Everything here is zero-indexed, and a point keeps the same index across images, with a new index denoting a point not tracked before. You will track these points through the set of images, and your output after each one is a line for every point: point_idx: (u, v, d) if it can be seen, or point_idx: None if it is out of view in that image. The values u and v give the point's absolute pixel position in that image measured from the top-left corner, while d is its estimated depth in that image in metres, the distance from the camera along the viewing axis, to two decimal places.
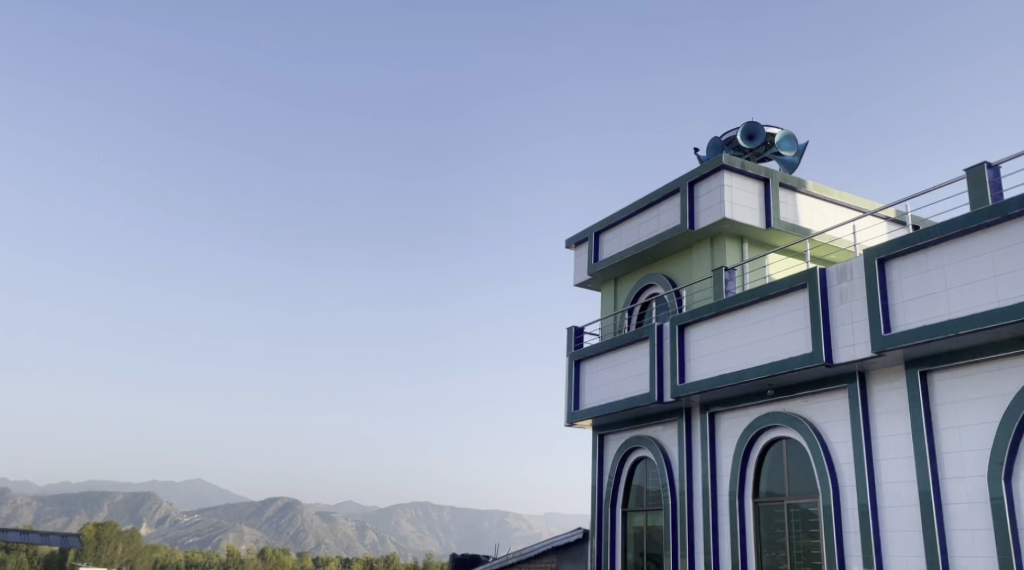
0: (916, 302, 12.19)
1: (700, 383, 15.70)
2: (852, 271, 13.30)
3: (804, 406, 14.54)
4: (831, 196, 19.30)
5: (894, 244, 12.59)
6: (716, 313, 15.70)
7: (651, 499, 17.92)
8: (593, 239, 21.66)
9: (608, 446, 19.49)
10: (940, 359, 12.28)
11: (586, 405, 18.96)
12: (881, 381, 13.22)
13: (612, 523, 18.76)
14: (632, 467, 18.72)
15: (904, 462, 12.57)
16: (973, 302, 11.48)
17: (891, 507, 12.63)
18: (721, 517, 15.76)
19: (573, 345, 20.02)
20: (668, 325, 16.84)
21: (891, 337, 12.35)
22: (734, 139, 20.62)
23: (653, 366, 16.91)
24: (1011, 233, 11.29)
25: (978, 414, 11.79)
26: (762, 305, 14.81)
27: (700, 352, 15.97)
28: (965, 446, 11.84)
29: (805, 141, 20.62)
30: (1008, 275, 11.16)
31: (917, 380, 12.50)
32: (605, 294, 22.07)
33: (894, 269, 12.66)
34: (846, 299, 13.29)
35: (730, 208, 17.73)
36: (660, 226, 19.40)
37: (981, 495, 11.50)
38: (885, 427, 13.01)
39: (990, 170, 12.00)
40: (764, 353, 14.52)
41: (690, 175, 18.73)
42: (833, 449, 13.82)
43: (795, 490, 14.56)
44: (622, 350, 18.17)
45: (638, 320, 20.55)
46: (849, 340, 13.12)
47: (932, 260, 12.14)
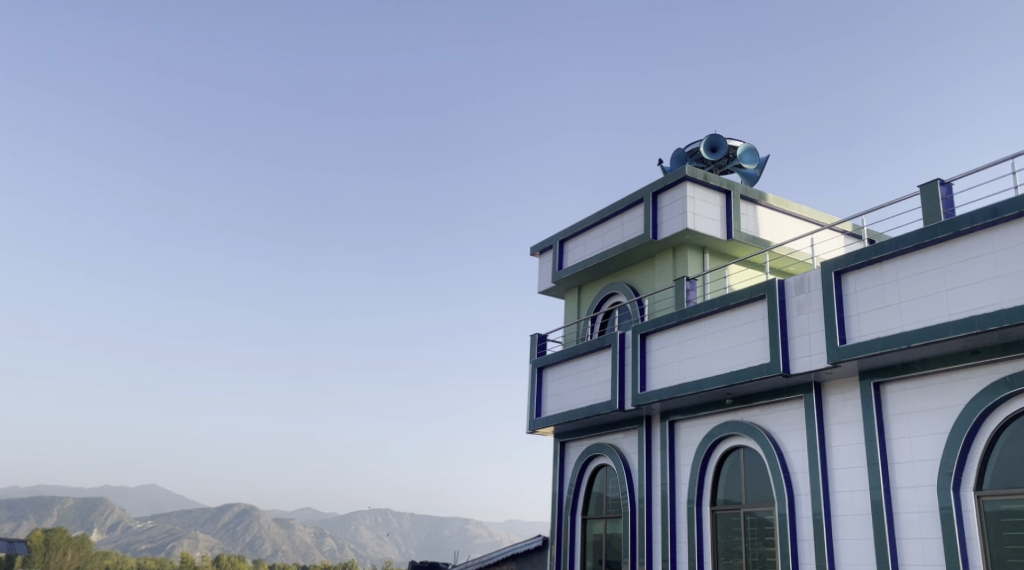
0: (871, 314, 12.47)
1: (661, 391, 15.84)
2: (810, 283, 13.53)
3: (762, 415, 14.74)
4: (791, 209, 19.62)
5: (850, 257, 12.84)
6: (677, 322, 15.87)
7: (610, 506, 18.02)
8: (557, 247, 21.77)
9: (569, 453, 19.58)
10: (893, 371, 12.55)
11: (548, 413, 19.02)
12: (836, 392, 13.47)
13: (572, 532, 18.81)
14: (592, 475, 18.81)
15: (858, 472, 12.82)
16: (925, 316, 11.76)
17: (844, 515, 12.85)
18: (679, 525, 15.90)
19: (536, 352, 20.10)
20: (631, 333, 16.97)
21: (846, 348, 12.60)
22: (697, 151, 20.91)
23: (615, 374, 17.02)
24: (962, 249, 11.56)
25: (929, 425, 12.05)
26: (723, 315, 15.00)
27: (661, 361, 16.12)
28: (916, 456, 12.10)
29: (766, 155, 20.94)
30: (959, 289, 11.43)
31: (871, 391, 12.76)
32: (568, 302, 22.19)
33: (850, 282, 12.92)
34: (804, 310, 13.52)
35: (692, 219, 17.93)
36: (623, 235, 19.55)
37: (931, 505, 11.76)
38: (840, 437, 13.25)
39: (943, 186, 12.30)
40: (724, 362, 14.70)
41: (654, 186, 18.93)
42: (789, 458, 14.04)
43: (752, 498, 14.76)
44: (585, 358, 18.27)
45: (601, 328, 20.69)
46: (805, 351, 13.34)
47: (886, 274, 12.42)
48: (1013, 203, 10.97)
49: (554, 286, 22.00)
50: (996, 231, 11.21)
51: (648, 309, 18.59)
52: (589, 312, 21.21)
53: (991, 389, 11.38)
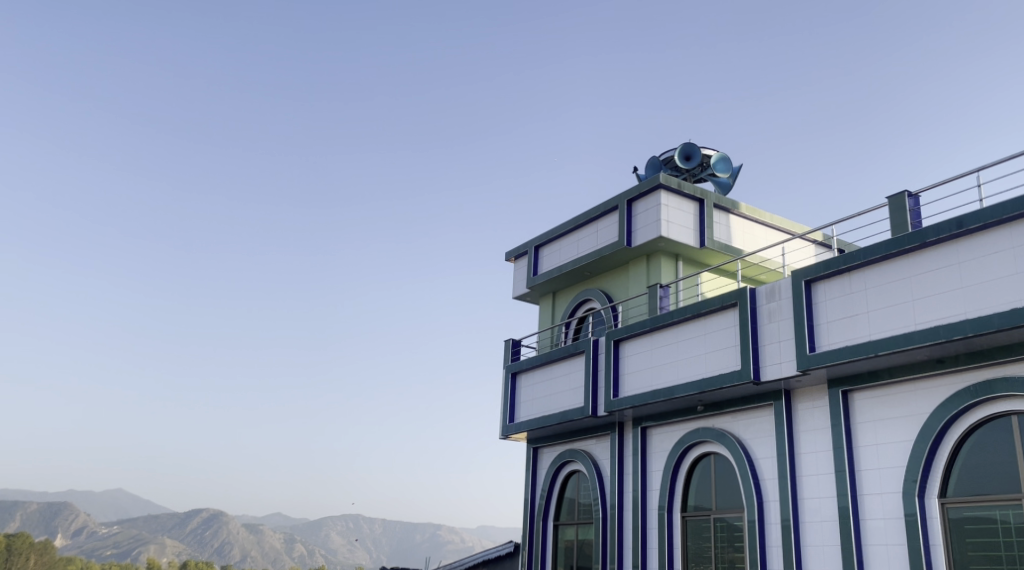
0: (839, 323, 12.64)
1: (633, 397, 15.91)
2: (780, 291, 13.68)
3: (732, 422, 14.86)
4: (763, 218, 19.83)
5: (820, 266, 13.00)
6: (650, 328, 15.96)
7: (582, 512, 18.06)
8: (532, 253, 21.81)
9: (542, 458, 19.60)
10: (861, 379, 12.72)
11: (521, 418, 19.04)
12: (805, 400, 13.62)
13: (543, 538, 18.83)
14: (565, 481, 18.84)
15: (825, 478, 12.97)
16: (892, 325, 11.93)
17: (812, 522, 13.00)
18: (650, 531, 15.98)
19: (509, 358, 20.11)
20: (604, 339, 17.03)
21: (815, 356, 12.75)
22: (671, 159, 21.06)
23: (588, 380, 17.08)
24: (928, 259, 11.74)
25: (896, 433, 12.22)
26: (695, 322, 15.11)
27: (634, 367, 16.20)
28: (883, 463, 12.26)
29: (739, 164, 21.15)
30: (926, 299, 11.61)
31: (839, 398, 12.92)
32: (542, 307, 22.24)
33: (819, 291, 13.08)
34: (774, 318, 13.66)
35: (665, 226, 18.06)
36: (598, 241, 19.63)
37: (896, 512, 11.92)
38: (808, 444, 13.40)
39: (910, 198, 12.50)
40: (695, 369, 14.80)
41: (628, 193, 19.05)
42: (759, 465, 14.18)
43: (722, 504, 14.86)
44: (559, 364, 18.32)
45: (575, 334, 20.76)
46: (775, 358, 13.48)
47: (855, 283, 12.59)
48: (977, 215, 11.16)
49: (528, 291, 22.03)
50: (961, 242, 11.41)
51: (621, 316, 18.68)
52: (563, 318, 21.28)
53: (955, 397, 11.57)
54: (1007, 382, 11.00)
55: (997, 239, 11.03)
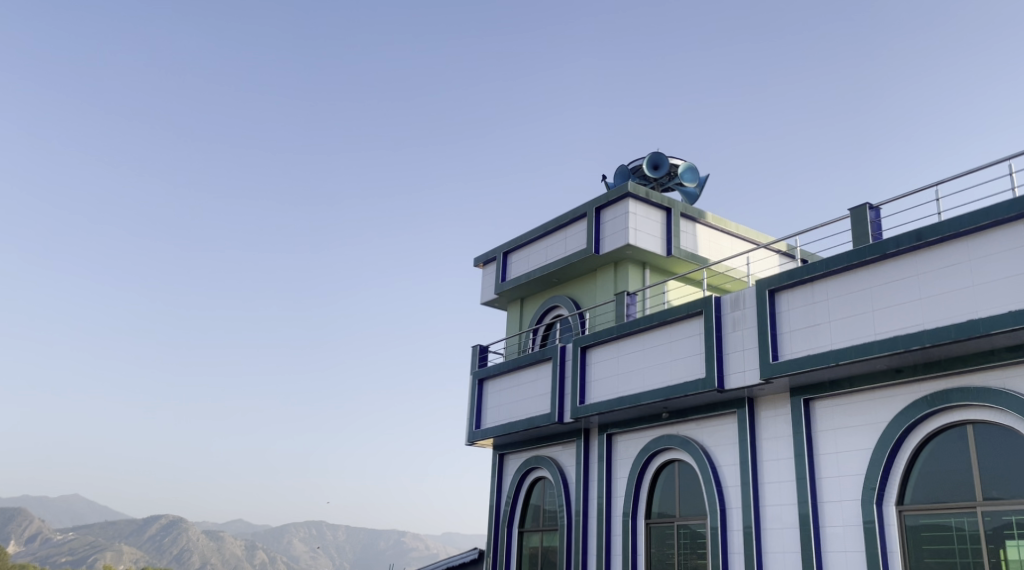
0: (801, 332, 12.80)
1: (599, 404, 15.97)
2: (745, 300, 13.82)
3: (696, 430, 14.98)
4: (728, 228, 20.06)
5: (783, 276, 13.17)
6: (617, 336, 16.04)
7: (547, 519, 18.07)
8: (500, 259, 21.82)
9: (507, 465, 19.60)
10: (822, 388, 12.90)
11: (487, 424, 19.01)
12: (768, 408, 13.77)
13: (508, 545, 18.80)
14: (530, 488, 18.84)
15: (787, 486, 13.12)
16: (852, 335, 12.12)
17: (773, 529, 13.13)
18: (614, 538, 16.02)
19: (477, 364, 20.09)
20: (571, 346, 17.09)
21: (778, 365, 12.90)
22: (639, 168, 21.22)
23: (555, 387, 17.11)
24: (888, 270, 11.95)
25: (855, 441, 12.40)
26: (661, 329, 15.22)
27: (600, 374, 16.27)
28: (843, 471, 12.43)
29: (706, 174, 21.37)
30: (885, 309, 11.81)
31: (801, 407, 13.08)
32: (510, 314, 22.25)
33: (783, 300, 13.25)
34: (738, 327, 13.80)
35: (633, 235, 18.17)
36: (566, 248, 19.69)
37: (855, 519, 12.09)
38: (771, 452, 13.55)
39: (871, 211, 12.71)
40: (661, 376, 14.90)
41: (597, 201, 19.14)
42: (722, 472, 14.30)
43: (685, 511, 14.96)
44: (526, 370, 18.34)
45: (542, 340, 20.80)
46: (739, 366, 13.61)
47: (817, 293, 12.77)
48: (935, 229, 11.38)
49: (496, 298, 22.02)
50: (920, 254, 11.61)
51: (588, 323, 18.75)
52: (531, 324, 21.31)
53: (913, 406, 11.76)
54: (962, 392, 11.21)
55: (954, 252, 11.24)
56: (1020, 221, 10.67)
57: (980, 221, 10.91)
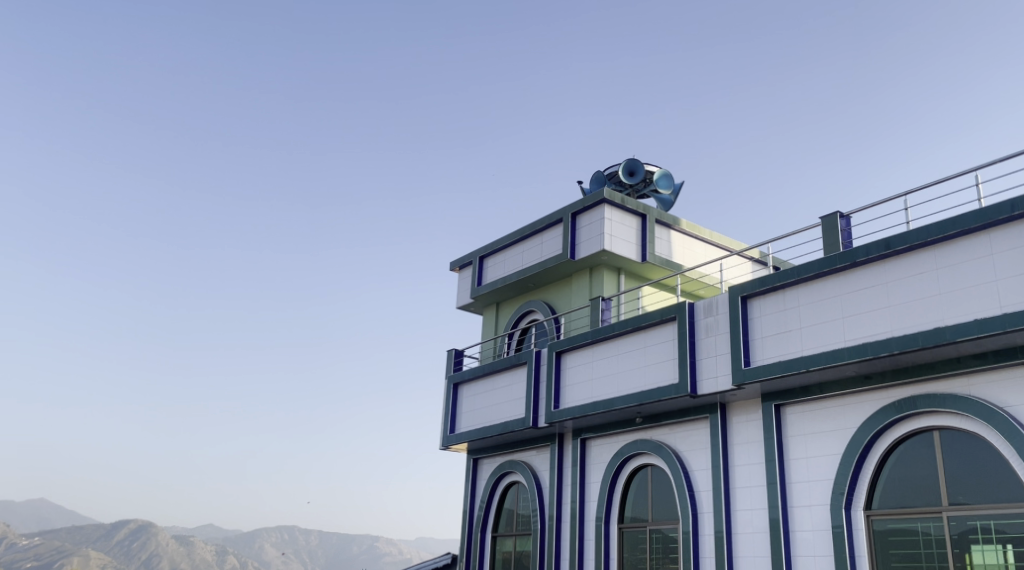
0: (773, 339, 12.95)
1: (573, 409, 16.03)
2: (718, 306, 13.95)
3: (669, 435, 15.07)
4: (702, 234, 20.24)
5: (755, 283, 13.31)
6: (592, 341, 16.12)
7: (521, 524, 18.09)
8: (477, 263, 21.84)
9: (481, 469, 19.60)
10: (793, 394, 13.04)
11: (462, 429, 19.00)
12: (739, 414, 13.92)
13: (481, 550, 18.80)
14: (503, 492, 18.85)
15: (757, 491, 13.25)
16: (822, 341, 12.28)
17: (744, 533, 13.25)
18: (587, 542, 16.08)
19: (452, 368, 20.07)
20: (546, 351, 17.13)
21: (750, 370, 13.04)
22: (615, 174, 21.35)
23: (529, 392, 17.14)
24: (857, 278, 12.12)
25: (824, 447, 12.56)
26: (635, 335, 15.31)
27: (575, 379, 16.33)
28: (812, 476, 12.58)
29: (681, 181, 21.55)
30: (855, 316, 11.97)
31: (772, 412, 13.22)
32: (485, 318, 22.26)
33: (755, 306, 13.39)
34: (711, 333, 13.93)
35: (609, 240, 18.26)
36: (542, 253, 19.74)
37: (824, 523, 12.23)
38: (742, 456, 13.67)
39: (842, 219, 12.89)
40: (634, 382, 14.99)
41: (573, 206, 19.22)
42: (694, 477, 14.41)
43: (658, 516, 15.04)
44: (501, 375, 18.35)
45: (518, 345, 20.83)
46: (712, 372, 13.73)
47: (788, 300, 12.93)
48: (904, 237, 11.56)
49: (472, 302, 22.03)
50: (889, 263, 11.79)
51: (563, 328, 18.81)
52: (506, 328, 21.33)
53: (881, 412, 11.93)
54: (929, 398, 11.39)
55: (921, 261, 11.44)
56: (986, 231, 10.87)
57: (948, 231, 11.10)
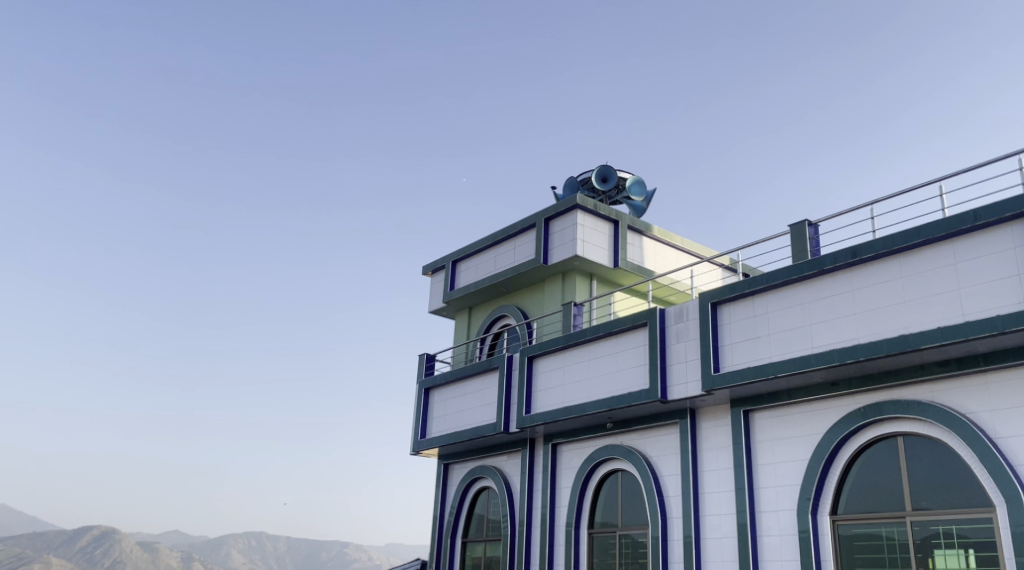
0: (741, 345, 13.06)
1: (544, 414, 16.03)
2: (688, 312, 14.04)
3: (639, 440, 15.12)
4: (674, 241, 20.38)
5: (725, 289, 13.41)
6: (563, 346, 16.14)
7: (491, 529, 18.05)
8: (449, 267, 21.80)
9: (452, 474, 19.53)
10: (761, 400, 13.15)
11: (433, 434, 18.93)
12: (709, 419, 14.01)
13: (451, 555, 18.73)
14: (474, 498, 18.80)
15: (726, 496, 13.34)
16: (790, 348, 12.40)
17: (712, 538, 13.33)
18: (557, 548, 16.08)
19: (423, 372, 19.99)
20: (518, 356, 17.12)
21: (719, 376, 13.12)
22: (588, 180, 21.43)
23: (501, 397, 17.13)
24: (825, 285, 12.25)
25: (792, 452, 12.68)
26: (606, 340, 15.36)
27: (546, 384, 16.34)
28: (779, 481, 12.69)
29: (653, 188, 21.67)
30: (822, 323, 12.10)
31: (741, 418, 13.32)
32: (458, 322, 22.22)
33: (725, 313, 13.50)
34: (681, 339, 14.01)
35: (581, 246, 18.31)
36: (515, 258, 19.75)
37: (791, 528, 12.34)
38: (711, 462, 13.76)
39: (810, 227, 13.03)
40: (606, 387, 15.03)
41: (546, 211, 19.26)
42: (663, 482, 14.47)
43: (627, 521, 15.08)
44: (472, 380, 18.32)
45: (490, 349, 20.80)
46: (682, 378, 13.80)
47: (757, 307, 13.04)
48: (871, 246, 11.71)
49: (444, 306, 21.97)
50: (856, 270, 11.94)
51: (535, 333, 18.81)
52: (478, 333, 21.30)
53: (847, 418, 12.06)
54: (894, 404, 11.54)
55: (887, 269, 11.59)
56: (950, 240, 11.04)
57: (913, 239, 11.26)
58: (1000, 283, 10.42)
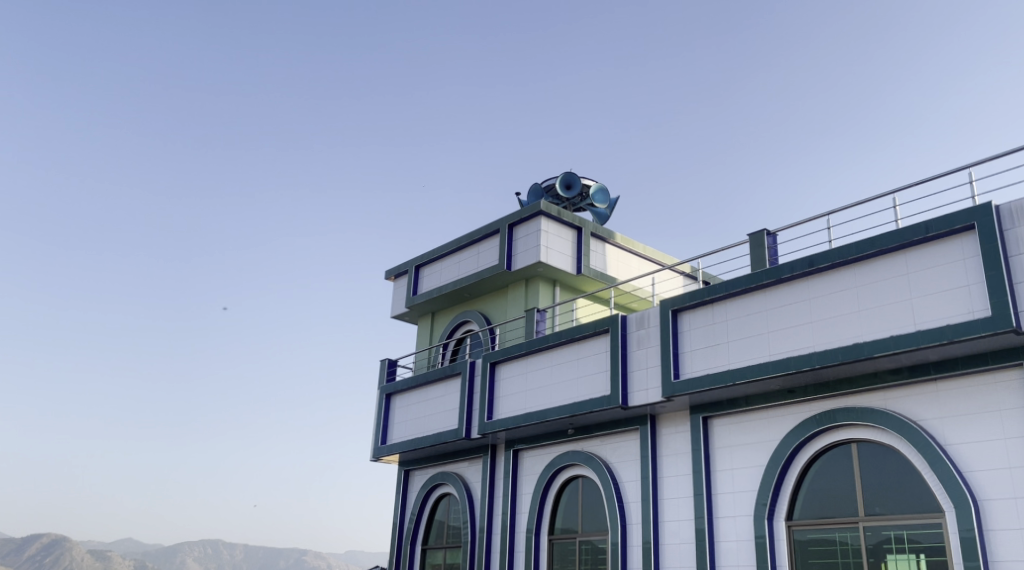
0: (701, 352, 13.20)
1: (506, 420, 16.03)
2: (649, 319, 14.15)
3: (600, 446, 15.19)
4: (636, 248, 20.54)
5: (686, 297, 13.55)
6: (526, 352, 16.16)
7: (451, 536, 17.99)
8: (413, 272, 21.70)
9: (413, 481, 19.43)
10: (720, 406, 13.30)
11: (394, 440, 18.82)
12: (668, 426, 14.12)
13: (410, 562, 18.63)
14: (435, 504, 18.72)
15: (684, 502, 13.46)
16: (749, 355, 12.55)
17: (671, 544, 13.43)
18: (517, 554, 16.08)
19: (385, 378, 19.87)
20: (481, 361, 17.11)
21: (679, 383, 13.25)
22: (552, 187, 21.51)
23: (463, 402, 17.09)
24: (783, 294, 12.43)
25: (749, 459, 12.83)
26: (569, 346, 15.41)
27: (508, 390, 16.34)
28: (737, 487, 12.84)
29: (616, 196, 21.84)
30: (780, 331, 12.27)
31: (700, 424, 13.46)
32: (420, 327, 22.13)
33: (685, 320, 13.63)
34: (643, 345, 14.11)
35: (545, 252, 18.36)
36: (479, 264, 19.73)
37: (748, 534, 12.48)
38: (670, 468, 13.87)
39: (769, 236, 13.22)
40: (567, 393, 15.08)
41: (510, 217, 19.28)
42: (623, 488, 14.55)
43: (587, 527, 15.13)
44: (434, 386, 18.25)
45: (452, 355, 20.75)
46: (642, 384, 13.90)
47: (717, 315, 13.19)
48: (827, 256, 11.91)
49: (407, 311, 21.87)
50: (812, 280, 12.14)
51: (498, 338, 18.81)
52: (440, 339, 21.23)
53: (803, 425, 12.24)
54: (848, 411, 11.75)
55: (843, 278, 11.79)
56: (903, 251, 11.28)
57: (868, 250, 11.49)
58: (950, 294, 10.67)
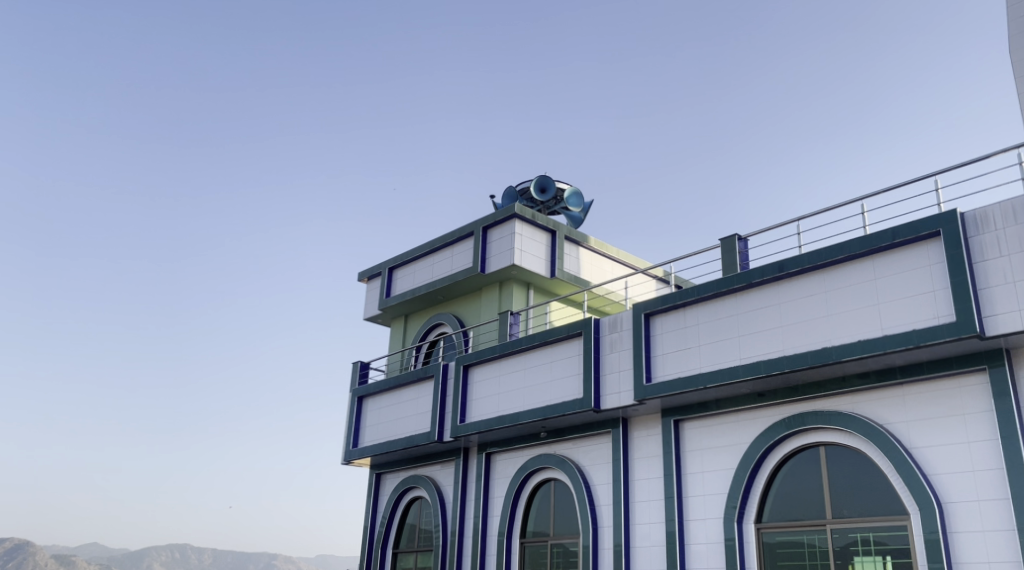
0: (672, 355, 13.28)
1: (478, 423, 16.00)
2: (622, 322, 14.21)
3: (573, 449, 15.21)
4: (610, 252, 20.64)
5: (658, 301, 13.62)
6: (499, 355, 16.16)
7: (422, 539, 17.93)
8: (386, 274, 21.60)
9: (384, 484, 19.33)
10: (691, 410, 13.38)
11: (365, 443, 18.71)
12: (640, 429, 14.18)
13: (381, 565, 18.53)
14: (406, 507, 18.62)
15: (655, 504, 13.52)
16: (719, 359, 12.64)
17: (642, 547, 13.48)
18: (489, 558, 16.05)
19: (357, 380, 19.76)
20: (454, 365, 17.06)
21: (651, 386, 13.30)
22: (526, 190, 21.55)
23: (435, 405, 17.04)
24: (753, 298, 12.55)
25: (719, 461, 12.92)
26: (542, 349, 15.42)
27: (481, 393, 16.31)
28: (707, 490, 12.91)
29: (591, 200, 21.93)
30: (751, 335, 12.37)
31: (671, 428, 13.53)
32: (393, 329, 22.04)
33: (657, 324, 13.70)
34: (615, 349, 14.15)
35: (519, 255, 18.36)
36: (453, 266, 19.68)
37: (718, 536, 12.56)
38: (642, 470, 13.93)
39: (740, 241, 13.34)
40: (540, 396, 15.08)
41: (484, 220, 19.27)
42: (595, 491, 14.58)
43: (559, 530, 15.14)
44: (407, 389, 18.18)
45: (425, 357, 20.69)
46: (615, 388, 13.94)
47: (688, 318, 13.27)
48: (796, 260, 12.04)
49: (379, 313, 21.76)
50: (782, 285, 12.26)
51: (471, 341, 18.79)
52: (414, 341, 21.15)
53: (772, 429, 12.34)
54: (816, 415, 11.87)
55: (812, 283, 11.92)
56: (870, 257, 11.44)
57: (836, 255, 11.63)
58: (916, 299, 10.83)
